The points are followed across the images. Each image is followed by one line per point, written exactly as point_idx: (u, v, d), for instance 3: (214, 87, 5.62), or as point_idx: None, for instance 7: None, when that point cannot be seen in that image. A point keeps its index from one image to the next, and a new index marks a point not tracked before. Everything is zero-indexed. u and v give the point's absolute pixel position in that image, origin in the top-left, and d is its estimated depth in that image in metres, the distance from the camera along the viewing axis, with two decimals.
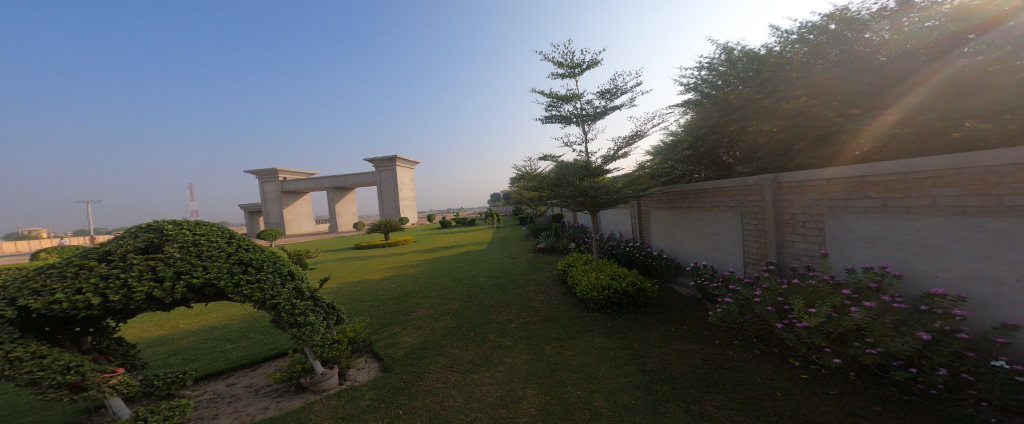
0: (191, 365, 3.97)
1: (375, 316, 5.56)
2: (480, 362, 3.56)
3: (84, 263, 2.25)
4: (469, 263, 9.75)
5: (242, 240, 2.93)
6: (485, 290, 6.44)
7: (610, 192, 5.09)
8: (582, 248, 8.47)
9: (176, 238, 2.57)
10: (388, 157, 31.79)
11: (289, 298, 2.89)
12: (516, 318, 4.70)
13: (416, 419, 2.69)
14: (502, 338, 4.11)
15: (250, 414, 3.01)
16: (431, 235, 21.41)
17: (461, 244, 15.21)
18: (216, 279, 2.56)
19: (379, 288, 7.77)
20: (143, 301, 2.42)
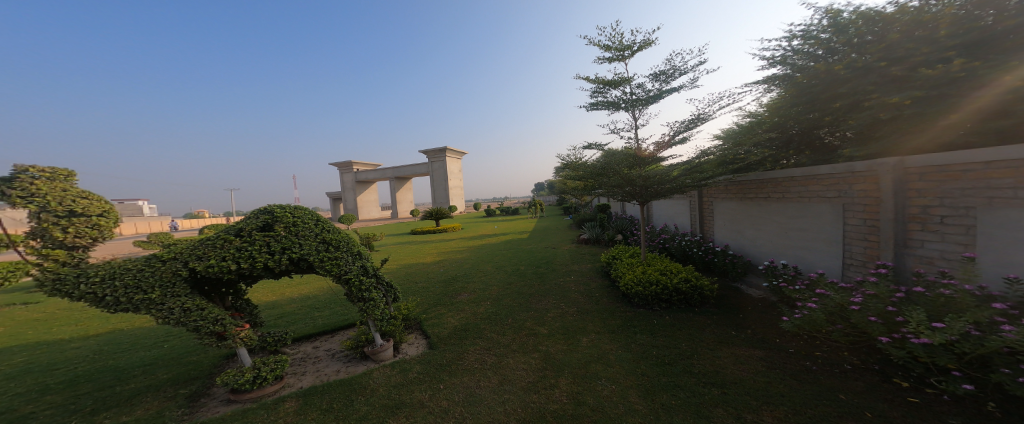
0: (292, 326, 4.70)
1: (425, 297, 5.95)
2: (516, 347, 3.62)
3: (227, 236, 2.76)
4: (513, 251, 9.90)
5: (326, 223, 3.32)
6: (527, 278, 6.49)
7: (662, 182, 4.72)
8: (630, 240, 8.03)
9: (282, 219, 3.01)
10: (443, 148, 33.34)
11: (358, 275, 3.22)
12: (557, 308, 4.66)
13: (454, 395, 2.85)
14: (541, 326, 4.13)
15: (327, 374, 3.46)
16: (479, 223, 22.13)
17: (506, 232, 15.47)
18: (308, 255, 2.94)
19: (430, 271, 8.29)
20: (262, 270, 2.90)
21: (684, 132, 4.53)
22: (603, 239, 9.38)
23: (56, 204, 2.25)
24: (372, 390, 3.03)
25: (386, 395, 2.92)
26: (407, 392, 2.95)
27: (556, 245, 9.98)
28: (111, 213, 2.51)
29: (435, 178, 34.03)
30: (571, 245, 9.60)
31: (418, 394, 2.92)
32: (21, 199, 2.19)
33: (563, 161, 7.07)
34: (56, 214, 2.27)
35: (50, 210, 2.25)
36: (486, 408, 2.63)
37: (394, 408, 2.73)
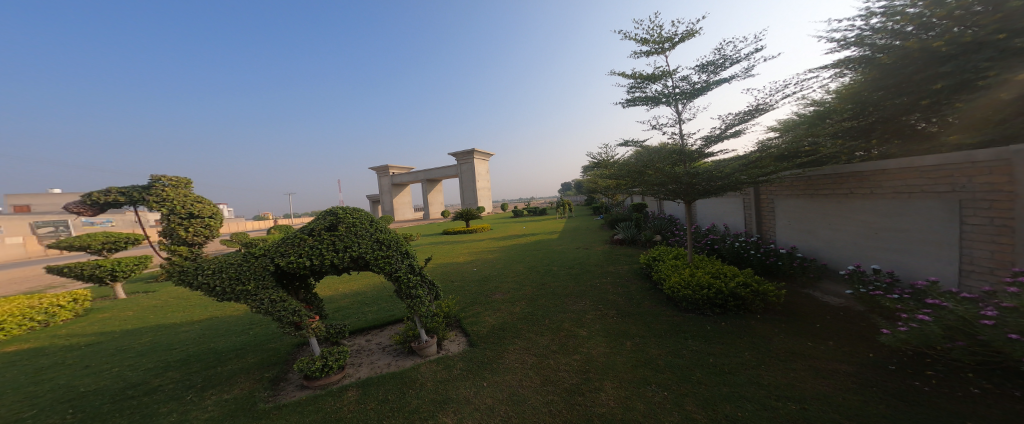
0: (348, 320, 4.99)
1: (461, 295, 6.05)
2: (556, 349, 3.54)
3: (301, 235, 3.05)
4: (545, 252, 9.78)
5: (377, 223, 3.48)
6: (562, 279, 6.36)
7: (712, 179, 4.41)
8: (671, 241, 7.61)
9: (344, 220, 3.22)
10: (472, 151, 33.87)
11: (406, 273, 3.33)
12: (594, 310, 4.51)
13: (498, 393, 2.84)
14: (579, 328, 4.01)
15: (380, 366, 3.63)
16: (508, 224, 22.23)
17: (536, 232, 15.37)
18: (365, 253, 3.10)
19: (463, 271, 8.43)
20: (328, 267, 3.09)
21: (740, 124, 4.17)
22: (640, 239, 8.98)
23: (181, 209, 3.01)
24: (421, 384, 3.11)
25: (434, 390, 2.99)
26: (453, 388, 2.99)
27: (589, 245, 9.70)
28: (214, 216, 3.25)
29: (466, 179, 34.65)
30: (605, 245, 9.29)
31: (463, 390, 2.95)
32: (159, 205, 2.99)
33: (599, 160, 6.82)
34: (179, 216, 3.02)
35: (176, 213, 3.00)
36: (532, 408, 2.60)
37: (442, 403, 2.78)
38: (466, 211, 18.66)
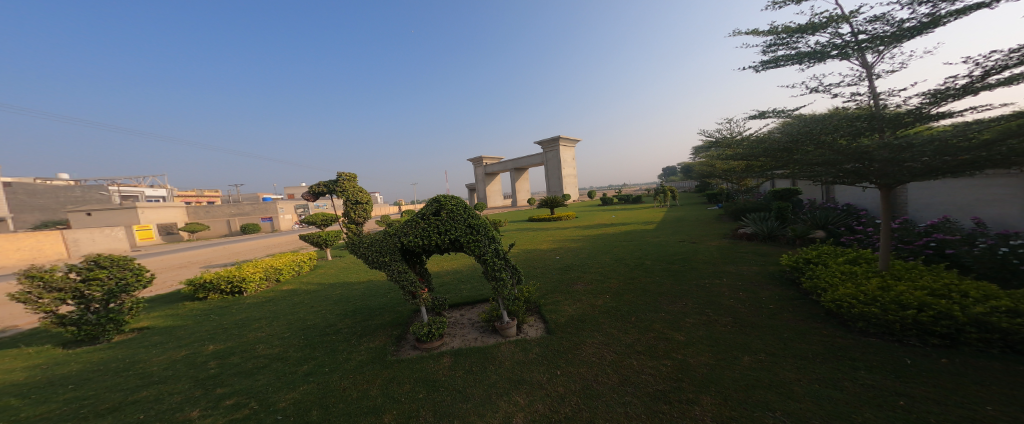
0: (448, 294, 5.69)
1: (542, 282, 6.24)
2: (641, 349, 3.36)
3: (415, 218, 3.67)
4: (635, 243, 9.24)
5: (471, 208, 3.85)
6: (656, 275, 5.92)
7: (943, 152, 2.92)
8: (843, 241, 6.03)
9: (445, 204, 3.68)
10: (556, 137, 33.40)
11: (492, 256, 3.65)
12: (693, 314, 4.09)
13: (570, 384, 2.88)
14: (672, 331, 3.70)
15: (468, 339, 4.07)
16: (596, 212, 21.50)
17: (626, 222, 14.52)
18: (459, 236, 3.55)
19: (545, 258, 8.63)
20: (434, 247, 3.67)
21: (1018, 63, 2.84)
22: (779, 235, 7.44)
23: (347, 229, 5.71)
24: (500, 362, 3.39)
25: (510, 370, 3.21)
26: (528, 371, 3.16)
27: (692, 239, 8.71)
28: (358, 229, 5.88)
29: (551, 167, 34.57)
30: (719, 240, 8.14)
31: (537, 374, 3.09)
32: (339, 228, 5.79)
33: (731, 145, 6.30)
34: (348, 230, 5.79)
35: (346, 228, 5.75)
36: (605, 406, 2.55)
37: (517, 383, 2.97)
38: (551, 199, 18.80)
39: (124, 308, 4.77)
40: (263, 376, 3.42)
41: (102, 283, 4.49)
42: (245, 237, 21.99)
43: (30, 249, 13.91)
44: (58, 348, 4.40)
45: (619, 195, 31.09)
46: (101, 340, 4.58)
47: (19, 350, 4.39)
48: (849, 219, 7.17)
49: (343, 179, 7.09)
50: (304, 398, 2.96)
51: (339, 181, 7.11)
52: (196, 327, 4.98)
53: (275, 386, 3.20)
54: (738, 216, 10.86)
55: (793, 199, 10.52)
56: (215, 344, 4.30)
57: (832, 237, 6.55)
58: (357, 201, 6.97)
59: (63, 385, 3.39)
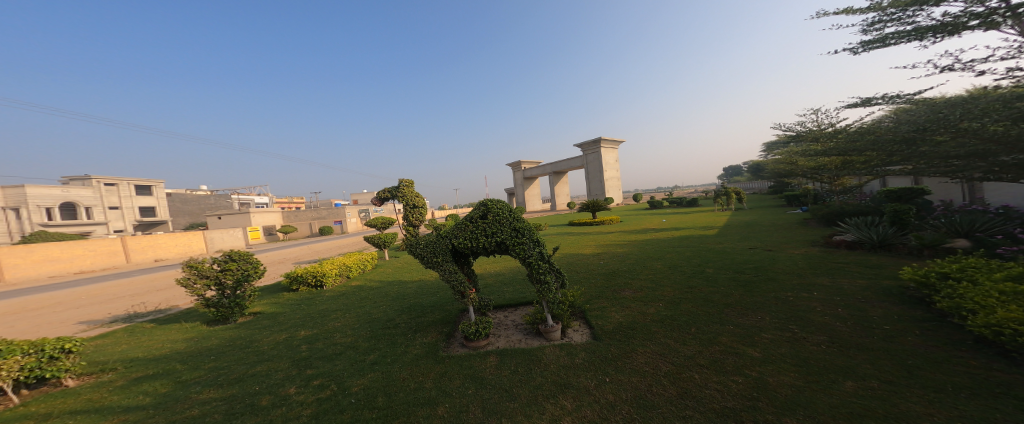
0: (491, 296, 5.90)
1: (585, 287, 6.22)
2: (704, 363, 3.22)
3: (464, 222, 3.92)
4: (694, 249, 8.71)
5: (516, 212, 4.01)
6: (721, 285, 5.55)
7: None
8: (1001, 253, 4.90)
9: (491, 208, 3.89)
10: (595, 140, 32.67)
11: (537, 259, 3.78)
12: (768, 329, 3.79)
13: (621, 392, 2.87)
14: (743, 346, 3.48)
15: (512, 340, 4.21)
16: (645, 216, 20.53)
17: (677, 227, 13.75)
18: (505, 238, 3.72)
19: (590, 262, 8.51)
20: (480, 249, 3.88)
21: None
22: (895, 244, 6.22)
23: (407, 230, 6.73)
24: (545, 365, 3.46)
25: (556, 373, 3.28)
26: (574, 376, 3.20)
27: (763, 246, 7.93)
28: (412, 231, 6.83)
29: (591, 171, 33.87)
30: (806, 248, 7.24)
31: (585, 380, 3.12)
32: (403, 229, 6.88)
33: (842, 131, 6.67)
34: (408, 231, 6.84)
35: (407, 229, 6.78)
36: (662, 416, 2.51)
37: (563, 387, 3.03)
38: (592, 202, 18.39)
39: (247, 294, 5.65)
40: (341, 361, 3.85)
41: (234, 272, 5.37)
42: (313, 239, 24.51)
43: (183, 245, 17.26)
44: (204, 325, 5.40)
45: (670, 197, 29.20)
46: (231, 320, 5.47)
47: (181, 325, 5.46)
48: (1001, 226, 5.82)
49: (404, 185, 7.71)
50: (372, 385, 3.29)
51: (399, 187, 7.71)
52: (293, 314, 5.73)
53: (350, 371, 3.59)
54: (831, 221, 9.50)
55: (916, 201, 8.86)
56: (305, 330, 4.90)
57: (979, 248, 5.37)
58: (414, 205, 7.49)
59: (206, 355, 4.20)
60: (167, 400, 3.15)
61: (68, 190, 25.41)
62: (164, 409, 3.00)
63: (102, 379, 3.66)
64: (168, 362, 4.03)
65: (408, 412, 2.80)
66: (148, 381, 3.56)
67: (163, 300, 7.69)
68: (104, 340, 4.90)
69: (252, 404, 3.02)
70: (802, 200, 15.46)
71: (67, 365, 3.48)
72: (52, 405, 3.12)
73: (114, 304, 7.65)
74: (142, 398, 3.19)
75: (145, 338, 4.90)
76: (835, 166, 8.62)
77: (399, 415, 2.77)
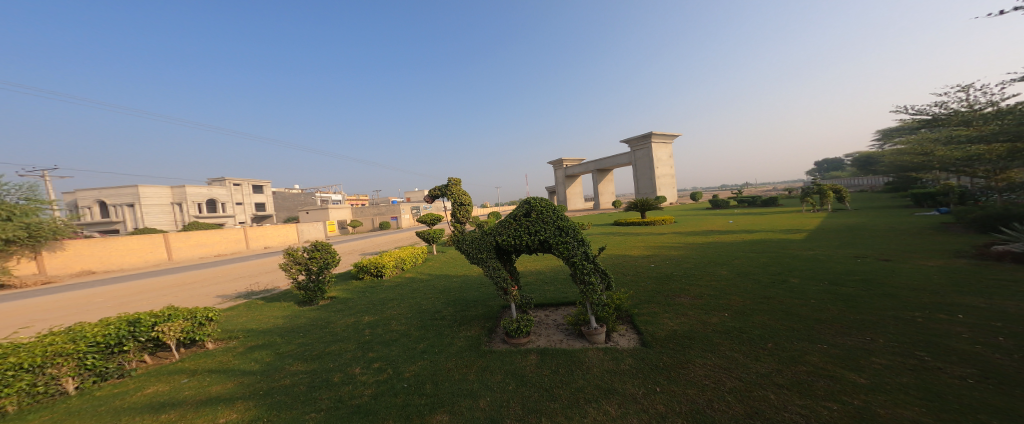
0: (532, 294, 5.83)
1: (636, 291, 5.82)
2: (784, 383, 2.77)
3: (508, 220, 3.92)
4: (771, 255, 7.68)
5: (560, 211, 3.92)
6: (810, 298, 4.77)
7: None
8: None
9: (535, 206, 3.85)
10: (645, 134, 30.63)
11: (581, 259, 3.64)
12: (879, 354, 3.14)
13: (675, 404, 2.60)
14: (841, 370, 2.92)
15: (553, 340, 4.09)
16: (705, 217, 18.75)
17: (746, 229, 12.29)
18: (549, 237, 3.64)
19: (639, 264, 7.98)
20: (524, 248, 3.84)
21: None
22: None
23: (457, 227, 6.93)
24: (588, 368, 3.29)
25: (599, 377, 3.09)
26: (619, 382, 2.98)
27: (874, 255, 6.67)
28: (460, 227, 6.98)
29: (639, 168, 31.88)
30: (934, 259, 5.89)
31: (632, 387, 2.89)
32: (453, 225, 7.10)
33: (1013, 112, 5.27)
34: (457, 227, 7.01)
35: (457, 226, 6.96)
36: None
37: (607, 392, 2.84)
38: (642, 201, 17.30)
39: (327, 279, 6.29)
40: (396, 347, 4.09)
41: (318, 260, 6.03)
42: (374, 233, 26.77)
43: (282, 236, 20.07)
44: (296, 306, 6.13)
45: (739, 196, 26.33)
46: (316, 302, 6.13)
47: (282, 303, 6.31)
48: None
49: (451, 184, 8.01)
50: (422, 372, 3.42)
51: (449, 185, 8.04)
52: (357, 300, 6.28)
53: (403, 357, 3.80)
54: (990, 227, 7.62)
55: None
56: (366, 316, 5.33)
57: None
58: (461, 203, 7.76)
59: (296, 333, 4.75)
60: (268, 369, 3.63)
61: (211, 187, 32.42)
62: (267, 376, 3.45)
63: (229, 345, 4.36)
64: (273, 335, 4.66)
65: (453, 401, 2.83)
66: (259, 350, 4.14)
67: (273, 281, 9.04)
68: (231, 313, 5.84)
69: (327, 379, 3.34)
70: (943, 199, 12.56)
71: (208, 331, 4.27)
72: (197, 364, 3.82)
73: (240, 283, 9.17)
74: (254, 365, 3.73)
75: (258, 313, 5.71)
76: (992, 157, 6.90)
77: (445, 403, 2.82)
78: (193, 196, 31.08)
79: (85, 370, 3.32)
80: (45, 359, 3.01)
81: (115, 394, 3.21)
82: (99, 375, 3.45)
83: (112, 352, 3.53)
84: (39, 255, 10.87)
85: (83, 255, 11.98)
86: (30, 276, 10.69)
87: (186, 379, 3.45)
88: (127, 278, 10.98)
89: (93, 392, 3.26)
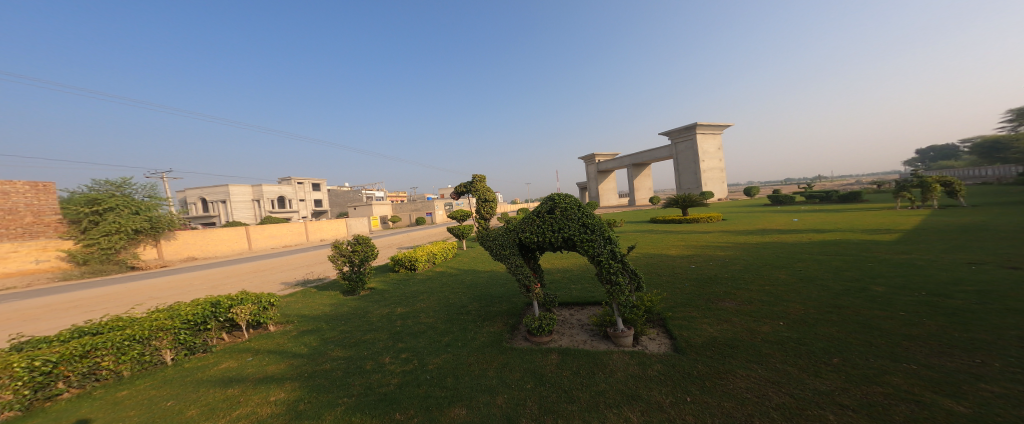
0: (558, 292, 5.65)
1: (671, 293, 5.39)
2: (851, 404, 2.36)
3: (531, 216, 3.80)
4: (844, 259, 6.69)
5: (586, 207, 3.73)
6: (899, 311, 4.03)
7: None
8: None
9: (559, 202, 3.69)
10: (688, 125, 28.62)
11: (607, 258, 3.44)
12: (990, 379, 2.54)
13: (706, 417, 2.33)
14: (933, 394, 2.41)
15: (576, 340, 3.91)
16: (760, 214, 17.01)
17: (811, 228, 10.92)
18: (573, 234, 3.49)
19: (678, 265, 7.41)
20: (547, 245, 3.72)
21: None
22: None
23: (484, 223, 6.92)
24: (612, 371, 3.08)
25: (623, 382, 2.86)
26: (645, 388, 2.74)
27: (998, 262, 5.50)
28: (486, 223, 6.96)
29: (681, 162, 29.88)
30: None
31: (659, 394, 2.64)
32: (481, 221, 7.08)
33: None
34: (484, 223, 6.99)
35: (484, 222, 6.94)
36: None
37: (630, 398, 2.62)
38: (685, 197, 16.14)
39: (367, 271, 6.64)
40: (422, 339, 4.17)
41: (360, 253, 6.40)
42: (414, 229, 28.02)
43: (333, 229, 21.73)
44: (340, 295, 6.53)
45: (807, 192, 23.53)
46: (358, 292, 6.48)
47: (329, 292, 6.79)
48: None
49: (475, 180, 8.05)
50: (442, 365, 3.44)
51: (474, 181, 8.11)
52: (392, 292, 6.55)
53: (428, 349, 3.85)
54: None
55: None
56: (397, 307, 5.53)
57: None
58: (487, 199, 7.84)
59: (336, 320, 5.06)
60: (313, 353, 3.87)
61: (282, 185, 36.31)
62: (311, 360, 3.68)
63: (286, 328, 4.76)
64: (319, 321, 5.00)
65: (471, 396, 2.78)
66: (306, 334, 4.48)
67: (324, 270, 9.82)
68: (288, 299, 6.40)
69: (360, 366, 3.48)
70: None
71: (272, 315, 4.67)
72: (261, 344, 4.22)
73: (296, 271, 10.09)
74: (302, 348, 4.02)
75: (307, 301, 6.18)
76: None
77: (463, 398, 2.77)
78: (268, 193, 34.97)
79: (178, 344, 3.77)
80: (151, 332, 3.48)
81: (200, 367, 3.63)
82: (189, 348, 3.92)
83: (199, 329, 4.00)
84: (159, 243, 12.67)
85: (189, 244, 13.79)
86: (152, 261, 12.48)
87: (250, 358, 3.81)
88: (215, 265, 12.58)
89: (184, 363, 3.72)
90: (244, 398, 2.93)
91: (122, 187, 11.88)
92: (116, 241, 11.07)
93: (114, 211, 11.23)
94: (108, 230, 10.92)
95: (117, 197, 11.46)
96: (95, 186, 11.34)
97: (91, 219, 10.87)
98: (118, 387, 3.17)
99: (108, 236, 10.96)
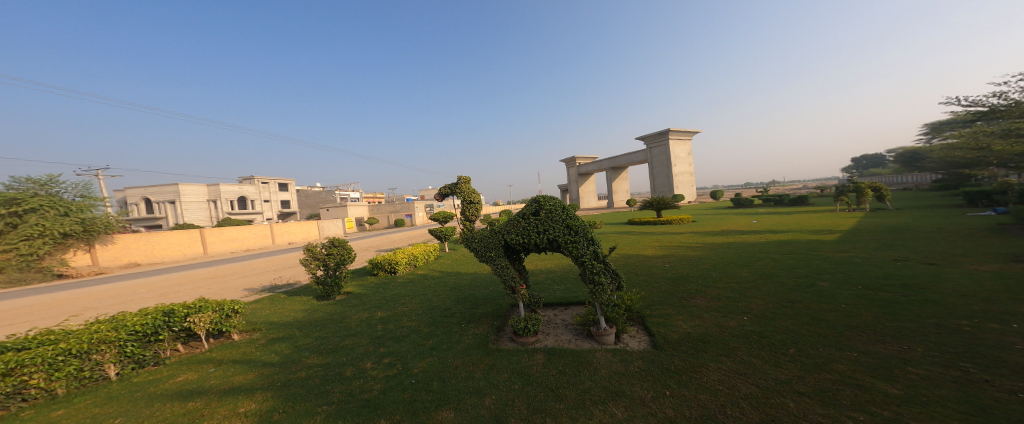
0: (542, 293, 5.71)
1: (648, 291, 5.60)
2: (807, 391, 2.55)
3: (516, 218, 3.82)
4: (798, 257, 7.25)
5: (570, 209, 3.80)
6: (847, 303, 4.43)
7: None
8: None
9: (544, 204, 3.74)
10: (660, 131, 29.92)
11: (590, 258, 3.53)
12: (919, 363, 2.85)
13: (684, 409, 2.43)
14: (873, 379, 2.67)
15: (561, 339, 3.98)
16: (726, 216, 18.02)
17: (770, 229, 11.73)
18: (557, 236, 3.54)
19: (654, 264, 7.71)
20: (532, 246, 3.75)
21: None
22: None
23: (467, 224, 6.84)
24: (596, 369, 3.16)
25: (607, 379, 2.95)
26: (627, 384, 2.83)
27: (925, 258, 6.15)
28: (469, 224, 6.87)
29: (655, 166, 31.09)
30: (997, 265, 5.40)
31: (640, 389, 2.74)
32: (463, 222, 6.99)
33: None
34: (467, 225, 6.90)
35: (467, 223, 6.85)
36: None
37: (614, 394, 2.70)
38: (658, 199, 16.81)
39: (344, 275, 6.40)
40: (404, 343, 4.07)
41: (335, 256, 6.14)
42: (391, 231, 27.27)
43: (304, 231, 20.72)
44: (314, 300, 6.26)
45: (765, 195, 25.17)
46: (334, 297, 6.25)
47: (302, 297, 6.49)
48: None
49: (459, 182, 7.97)
50: (428, 368, 3.38)
51: (457, 184, 8.04)
52: (370, 296, 6.35)
53: (412, 353, 3.77)
54: None
55: None
56: (377, 312, 5.37)
57: None
58: (471, 201, 7.75)
59: (311, 326, 4.85)
60: (286, 360, 3.69)
61: (243, 185, 34.16)
62: (283, 368, 3.51)
63: (252, 337, 4.49)
64: (292, 328, 4.77)
65: (458, 399, 2.75)
66: (278, 342, 4.25)
67: (294, 275, 9.34)
68: (256, 305, 6.04)
69: (339, 373, 3.34)
70: (999, 197, 11.63)
71: (235, 323, 4.41)
72: (223, 354, 3.95)
73: (264, 276, 9.51)
74: (272, 356, 3.82)
75: (278, 307, 5.87)
76: None
77: (450, 400, 2.75)
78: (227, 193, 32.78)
79: (124, 357, 3.46)
80: (91, 346, 3.15)
81: (152, 380, 3.35)
82: (137, 362, 3.60)
83: (148, 341, 3.67)
84: (93, 248, 11.57)
85: (131, 248, 12.69)
86: (85, 268, 11.38)
87: (213, 368, 3.56)
88: (166, 271, 11.61)
89: (132, 378, 3.42)
90: (209, 411, 2.74)
91: (47, 185, 10.80)
92: (40, 246, 9.88)
93: (37, 212, 10.10)
94: (30, 234, 9.70)
95: (39, 196, 10.34)
96: (14, 184, 10.23)
97: (9, 221, 9.63)
98: (53, 406, 2.86)
99: (29, 240, 9.74)
